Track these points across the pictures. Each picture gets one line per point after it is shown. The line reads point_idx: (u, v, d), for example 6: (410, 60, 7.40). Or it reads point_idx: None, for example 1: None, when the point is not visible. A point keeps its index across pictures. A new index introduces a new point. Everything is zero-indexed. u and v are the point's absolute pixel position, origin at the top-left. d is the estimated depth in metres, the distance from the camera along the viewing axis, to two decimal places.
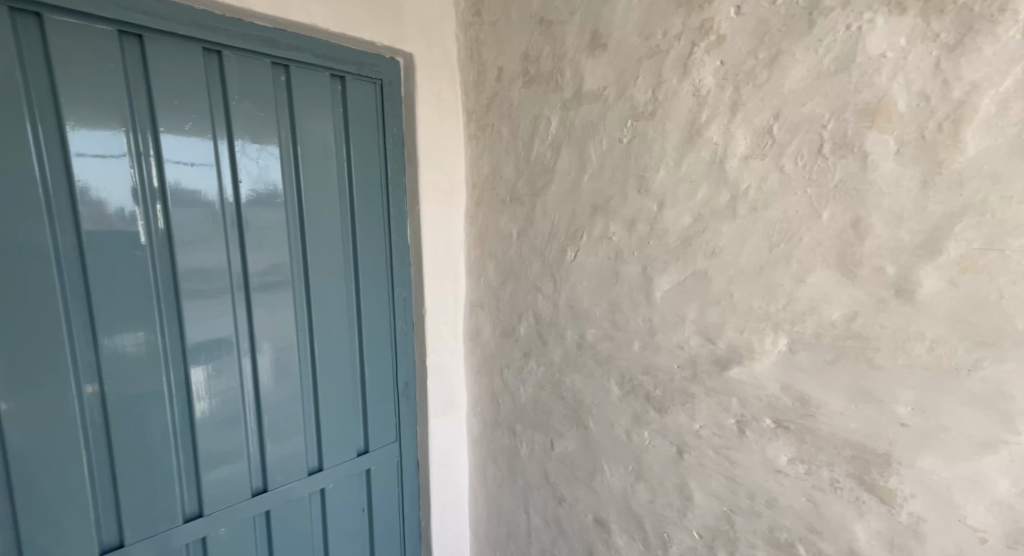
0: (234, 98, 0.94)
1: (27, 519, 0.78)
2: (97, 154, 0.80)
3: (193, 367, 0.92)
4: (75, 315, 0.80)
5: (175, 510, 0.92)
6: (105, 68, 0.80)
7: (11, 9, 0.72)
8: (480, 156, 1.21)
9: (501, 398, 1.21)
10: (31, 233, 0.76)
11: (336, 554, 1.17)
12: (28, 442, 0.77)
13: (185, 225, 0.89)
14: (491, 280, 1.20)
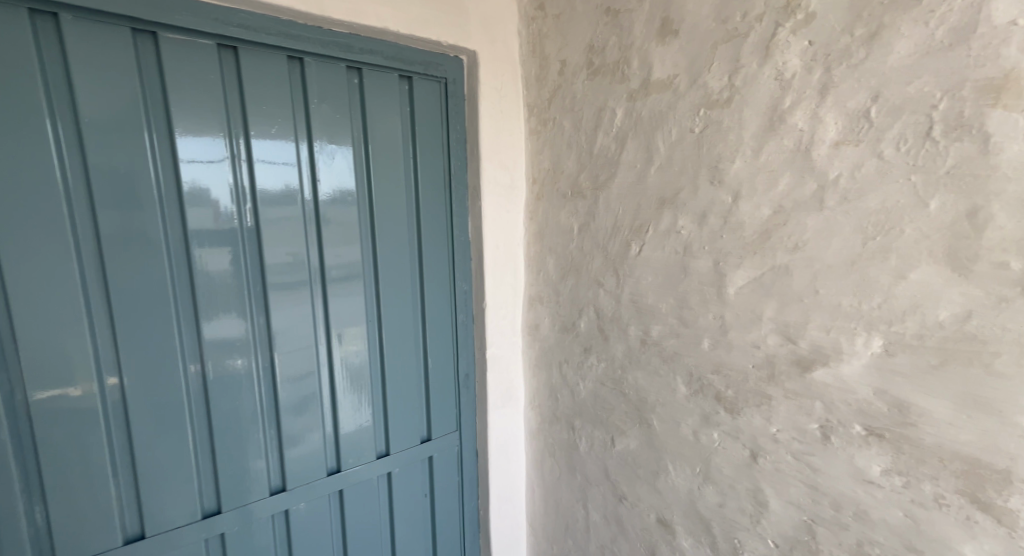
0: (314, 101, 1.00)
1: (144, 481, 0.88)
2: (200, 157, 0.88)
3: (278, 353, 0.99)
4: (182, 303, 0.89)
5: (263, 483, 1.00)
6: (207, 78, 0.88)
7: (132, 29, 0.81)
8: (541, 151, 1.20)
9: (560, 393, 1.21)
10: (148, 228, 0.85)
11: (401, 535, 1.22)
12: (145, 413, 0.87)
13: (272, 221, 0.96)
14: (551, 274, 1.20)
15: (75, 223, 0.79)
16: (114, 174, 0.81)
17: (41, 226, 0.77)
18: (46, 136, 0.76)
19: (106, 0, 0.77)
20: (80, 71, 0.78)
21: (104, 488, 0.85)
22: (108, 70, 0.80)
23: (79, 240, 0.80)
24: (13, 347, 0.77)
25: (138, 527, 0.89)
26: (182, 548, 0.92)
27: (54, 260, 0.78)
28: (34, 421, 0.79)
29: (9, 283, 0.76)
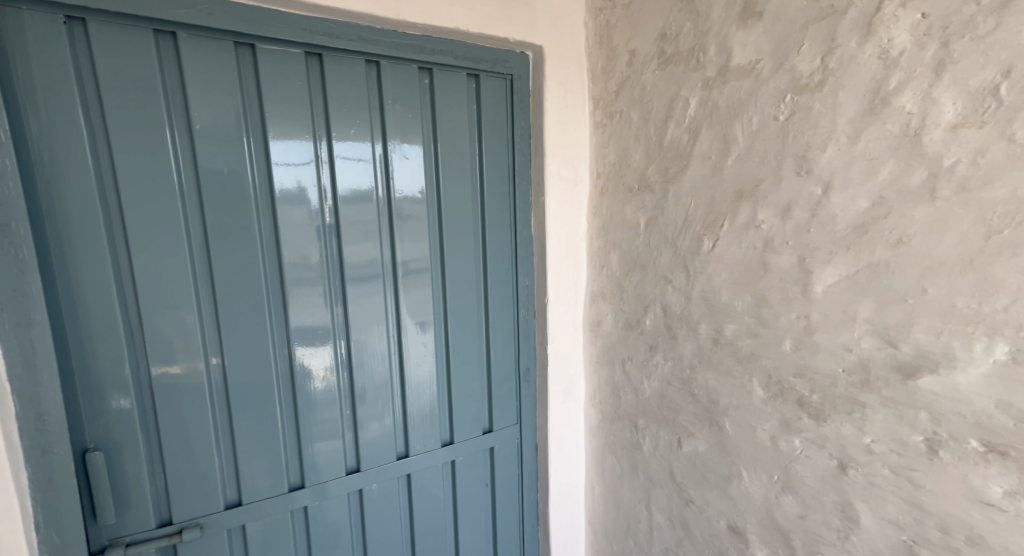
0: (389, 102, 1.04)
1: (242, 453, 0.96)
2: (290, 160, 0.95)
3: (355, 342, 1.05)
4: (272, 292, 0.97)
5: (340, 463, 1.06)
6: (295, 85, 0.94)
7: (235, 42, 0.89)
8: (607, 145, 1.18)
9: (623, 390, 1.19)
10: (245, 223, 0.92)
11: (464, 522, 1.25)
12: (242, 392, 0.95)
13: (350, 218, 1.01)
14: (615, 270, 1.18)
15: (187, 218, 0.88)
16: (219, 174, 0.90)
17: (161, 221, 0.86)
18: (165, 141, 0.86)
19: (214, 18, 0.85)
20: (193, 82, 0.86)
21: (208, 457, 0.94)
22: (215, 80, 0.88)
23: (190, 233, 0.89)
24: (138, 328, 0.87)
25: (236, 494, 0.97)
26: (270, 517, 1.00)
27: (170, 252, 0.87)
28: (154, 394, 0.89)
29: (136, 271, 0.85)
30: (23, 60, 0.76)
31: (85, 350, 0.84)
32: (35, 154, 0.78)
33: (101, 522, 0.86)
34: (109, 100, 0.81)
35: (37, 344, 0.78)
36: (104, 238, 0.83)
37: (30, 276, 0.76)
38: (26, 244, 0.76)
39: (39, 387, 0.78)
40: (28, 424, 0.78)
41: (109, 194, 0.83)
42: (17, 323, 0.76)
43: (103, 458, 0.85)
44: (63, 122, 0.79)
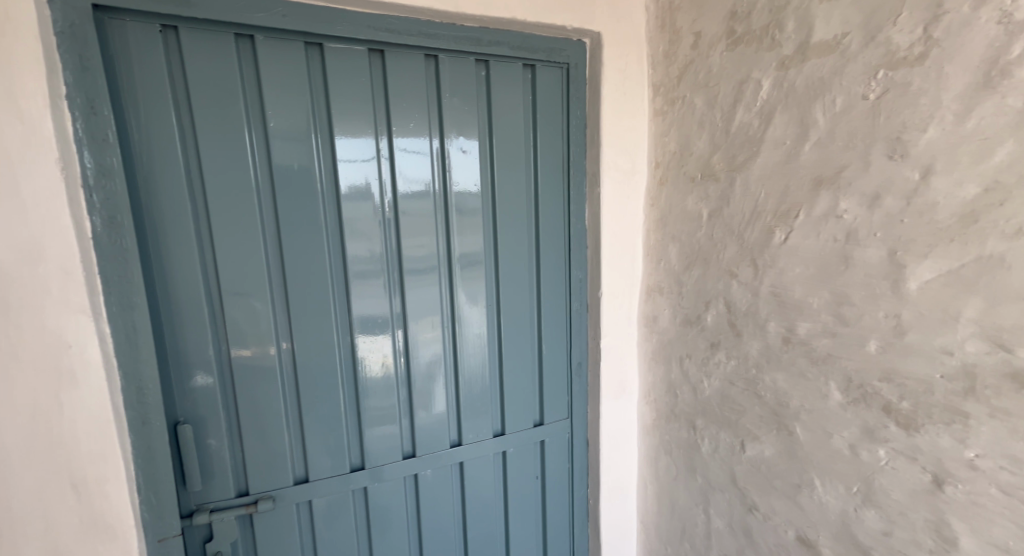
0: (446, 95, 1.05)
1: (308, 434, 1.01)
2: (355, 158, 0.98)
3: (411, 331, 1.07)
4: (336, 282, 1.00)
5: (396, 448, 1.09)
6: (359, 81, 0.97)
7: (305, 43, 0.92)
8: (666, 133, 1.13)
9: (681, 389, 1.14)
10: (312, 215, 0.96)
11: (515, 512, 1.25)
12: (309, 376, 1.00)
13: (408, 212, 1.04)
14: (674, 264, 1.13)
15: (261, 210, 0.93)
16: (289, 169, 0.94)
17: (239, 213, 0.91)
18: (243, 138, 0.90)
19: (287, 19, 0.89)
20: (269, 81, 0.91)
21: (279, 436, 0.99)
22: (288, 80, 0.92)
23: (265, 225, 0.94)
24: (220, 314, 0.93)
25: (303, 471, 1.02)
26: (333, 495, 1.04)
27: (247, 242, 0.92)
28: (233, 375, 0.94)
29: (218, 262, 0.91)
30: (126, 66, 0.83)
31: (175, 332, 0.90)
32: (135, 150, 0.85)
33: (190, 489, 0.93)
34: (197, 100, 0.87)
35: (139, 324, 0.84)
36: (192, 230, 0.89)
37: (132, 262, 0.83)
38: (129, 234, 0.82)
39: (139, 363, 0.85)
40: (131, 396, 0.84)
41: (196, 190, 0.89)
42: (121, 305, 0.83)
43: (191, 431, 0.92)
44: (158, 122, 0.85)
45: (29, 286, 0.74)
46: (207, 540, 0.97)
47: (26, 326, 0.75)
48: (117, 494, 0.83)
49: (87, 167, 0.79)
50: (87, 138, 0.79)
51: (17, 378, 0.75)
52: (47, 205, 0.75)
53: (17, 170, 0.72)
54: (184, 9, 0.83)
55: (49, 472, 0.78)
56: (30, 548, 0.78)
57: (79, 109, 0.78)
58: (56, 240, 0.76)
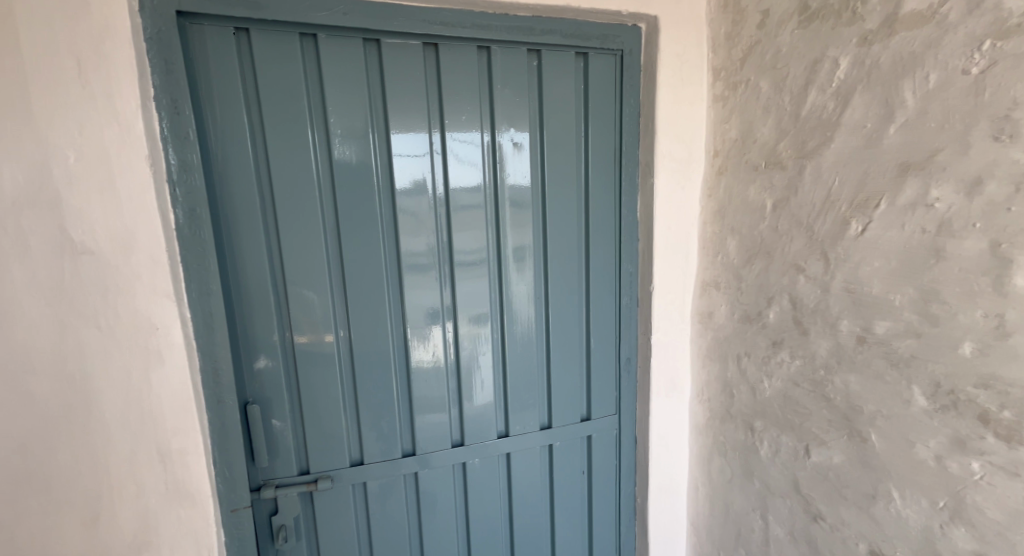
0: (498, 86, 1.04)
1: (364, 419, 1.04)
2: (409, 153, 1.00)
3: (461, 323, 1.08)
4: (390, 274, 1.02)
5: (445, 436, 1.11)
6: (413, 75, 0.98)
7: (363, 39, 0.94)
8: (726, 120, 1.07)
9: (737, 389, 1.09)
10: (368, 209, 0.98)
11: (561, 505, 1.24)
12: (364, 364, 1.03)
13: (460, 206, 1.04)
14: (732, 257, 1.07)
15: (322, 204, 0.96)
16: (348, 164, 0.96)
17: (302, 206, 0.95)
18: (306, 134, 0.93)
19: (347, 17, 0.91)
20: (330, 79, 0.93)
21: (336, 420, 1.02)
22: (347, 77, 0.94)
23: (325, 218, 0.97)
24: (284, 301, 0.97)
25: (359, 454, 1.06)
26: (386, 478, 1.07)
27: (308, 234, 0.96)
28: (296, 361, 0.98)
29: (283, 252, 0.95)
30: (204, 67, 0.87)
31: (245, 317, 0.95)
32: (211, 147, 0.89)
33: (258, 465, 0.99)
34: (266, 98, 0.90)
35: (215, 311, 0.88)
36: (260, 222, 0.93)
37: (210, 252, 0.87)
38: (207, 226, 0.87)
39: (215, 347, 0.89)
40: (209, 376, 0.89)
41: (265, 185, 0.93)
42: (200, 291, 0.87)
43: (259, 411, 0.97)
44: (231, 120, 0.89)
45: (124, 272, 0.80)
46: (273, 513, 1.02)
47: (122, 309, 0.81)
48: (197, 465, 0.88)
49: (172, 163, 0.84)
50: (172, 136, 0.83)
51: (114, 356, 0.81)
52: (140, 198, 0.80)
53: (114, 166, 0.78)
54: (256, 12, 0.86)
55: (140, 443, 0.84)
56: (125, 513, 0.84)
57: (165, 109, 0.82)
58: (146, 230, 0.81)
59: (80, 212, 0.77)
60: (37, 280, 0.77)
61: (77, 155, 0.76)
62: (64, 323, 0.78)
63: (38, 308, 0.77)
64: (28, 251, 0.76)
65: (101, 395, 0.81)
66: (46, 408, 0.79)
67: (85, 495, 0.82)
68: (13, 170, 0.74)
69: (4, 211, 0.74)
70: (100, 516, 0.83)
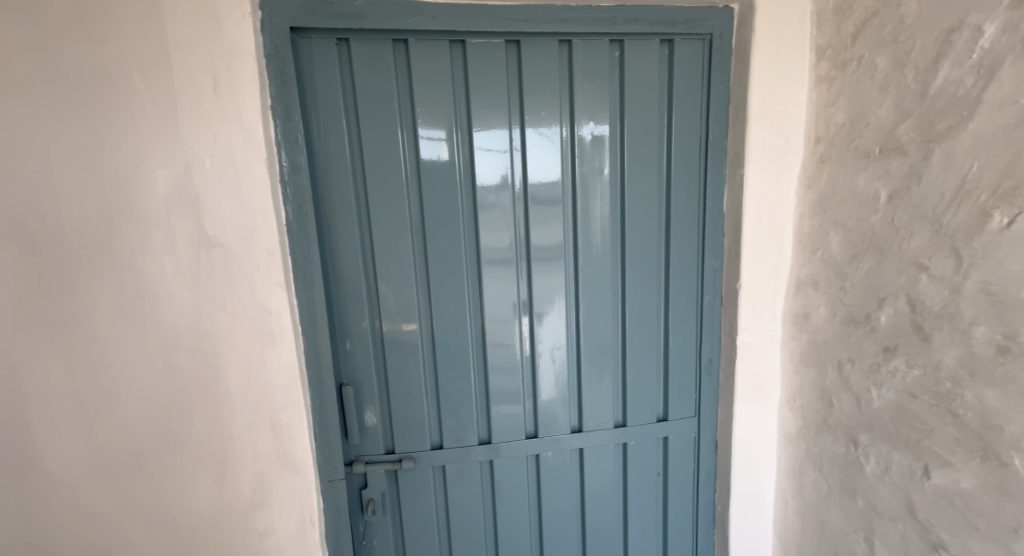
0: (578, 79, 1.02)
1: (443, 406, 1.08)
2: (489, 148, 1.01)
3: (537, 317, 1.08)
4: (470, 267, 1.04)
5: (520, 428, 1.12)
6: (495, 72, 0.99)
7: (450, 41, 0.96)
8: (831, 103, 0.97)
9: (837, 398, 0.99)
10: (449, 203, 1.01)
11: (635, 506, 1.21)
12: (445, 354, 1.06)
13: (539, 200, 1.04)
14: (835, 254, 0.97)
15: (409, 199, 1.00)
16: (434, 161, 0.99)
17: (391, 201, 0.99)
18: (395, 133, 0.97)
19: (436, 20, 0.93)
20: (419, 80, 0.96)
21: (418, 406, 1.07)
22: (435, 76, 0.97)
23: (411, 213, 1.00)
24: (374, 291, 1.02)
25: (438, 438, 1.10)
26: (464, 463, 1.10)
27: (396, 229, 1.00)
28: (385, 348, 1.04)
29: (374, 246, 1.00)
30: (311, 76, 0.93)
31: (339, 305, 1.01)
32: (314, 149, 0.95)
33: (351, 442, 1.05)
34: (362, 101, 0.95)
35: (318, 299, 0.95)
36: (355, 217, 0.98)
37: (313, 245, 0.93)
38: (312, 221, 0.93)
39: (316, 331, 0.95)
40: (311, 357, 0.96)
41: (359, 182, 0.98)
42: (304, 280, 0.94)
43: (352, 393, 1.03)
44: (332, 123, 0.95)
45: (246, 262, 0.88)
46: (362, 487, 1.08)
47: (244, 295, 0.89)
48: (301, 439, 0.96)
49: (284, 166, 0.90)
50: (284, 141, 0.90)
51: (237, 337, 0.90)
52: (260, 195, 0.87)
53: (239, 167, 0.86)
54: (355, 22, 0.91)
55: (257, 416, 0.93)
56: (244, 477, 0.93)
57: (279, 117, 0.89)
58: (264, 225, 0.88)
59: (213, 208, 0.86)
60: (180, 269, 0.86)
61: (211, 158, 0.84)
62: (199, 307, 0.88)
63: (182, 294, 0.87)
64: (173, 243, 0.85)
65: (227, 373, 0.90)
66: (185, 381, 0.89)
67: (214, 459, 0.92)
68: (164, 173, 0.83)
69: (157, 209, 0.84)
70: (224, 479, 0.93)
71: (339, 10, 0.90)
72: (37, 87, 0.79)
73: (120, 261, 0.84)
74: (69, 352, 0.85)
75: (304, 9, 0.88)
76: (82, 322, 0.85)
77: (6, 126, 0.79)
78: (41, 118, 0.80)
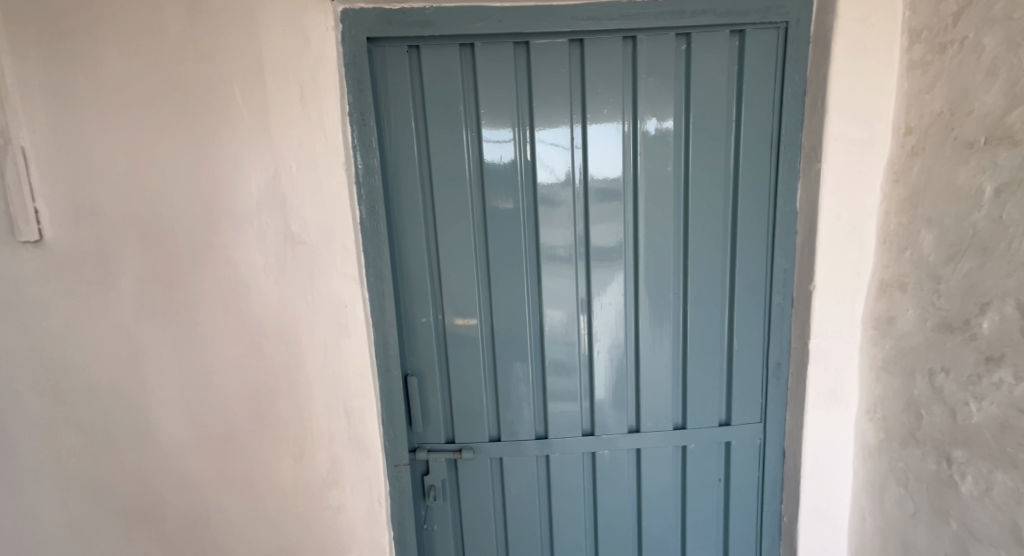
0: (642, 75, 1.00)
1: (502, 399, 1.10)
2: (551, 145, 1.01)
3: (596, 314, 1.08)
4: (529, 264, 1.06)
5: (576, 424, 1.12)
6: (558, 72, 0.99)
7: (514, 43, 0.97)
8: (926, 91, 0.89)
9: (927, 410, 0.91)
10: (510, 200, 1.02)
11: (694, 511, 1.18)
12: (505, 348, 1.08)
13: (600, 197, 1.03)
14: (927, 254, 0.89)
15: (471, 196, 1.02)
16: (496, 160, 1.01)
17: (455, 198, 1.01)
18: (460, 133, 0.99)
19: (503, 23, 0.95)
20: (485, 81, 0.98)
21: (478, 399, 1.09)
22: (500, 77, 0.98)
23: (473, 210, 1.03)
24: (438, 286, 1.05)
25: (496, 431, 1.12)
26: (522, 456, 1.12)
27: (459, 226, 1.03)
28: (447, 341, 1.07)
29: (439, 243, 1.03)
30: (384, 81, 0.97)
31: (404, 298, 1.05)
32: (385, 150, 0.99)
33: (414, 429, 1.09)
34: (429, 103, 0.98)
35: (387, 294, 1.00)
36: (421, 215, 1.02)
37: (384, 243, 0.98)
38: (383, 219, 0.97)
39: (385, 323, 1.00)
40: (380, 348, 1.01)
41: (425, 181, 1.01)
42: (375, 275, 0.99)
43: (416, 383, 1.08)
44: (402, 125, 0.99)
45: (325, 257, 0.94)
46: (424, 473, 1.13)
47: (322, 288, 0.95)
48: (371, 425, 1.01)
49: (359, 168, 0.95)
50: (360, 144, 0.94)
51: (316, 326, 0.96)
52: (338, 196, 0.92)
53: (321, 170, 0.91)
54: (425, 29, 0.94)
55: (332, 402, 0.99)
56: (321, 456, 1.00)
57: (355, 122, 0.93)
58: (341, 222, 0.93)
59: (297, 207, 0.92)
60: (269, 262, 0.93)
61: (297, 162, 0.90)
62: (285, 299, 0.94)
63: (269, 286, 0.94)
64: (263, 238, 0.92)
65: (306, 360, 0.97)
66: (270, 366, 0.96)
67: (294, 439, 0.99)
68: (257, 178, 0.90)
69: (249, 208, 0.91)
70: (303, 457, 0.99)
71: (410, 18, 0.93)
72: (150, 100, 0.88)
73: (215, 254, 0.92)
74: (172, 336, 0.95)
75: (378, 20, 0.92)
76: (184, 311, 0.94)
77: (124, 134, 0.89)
78: (152, 129, 0.88)
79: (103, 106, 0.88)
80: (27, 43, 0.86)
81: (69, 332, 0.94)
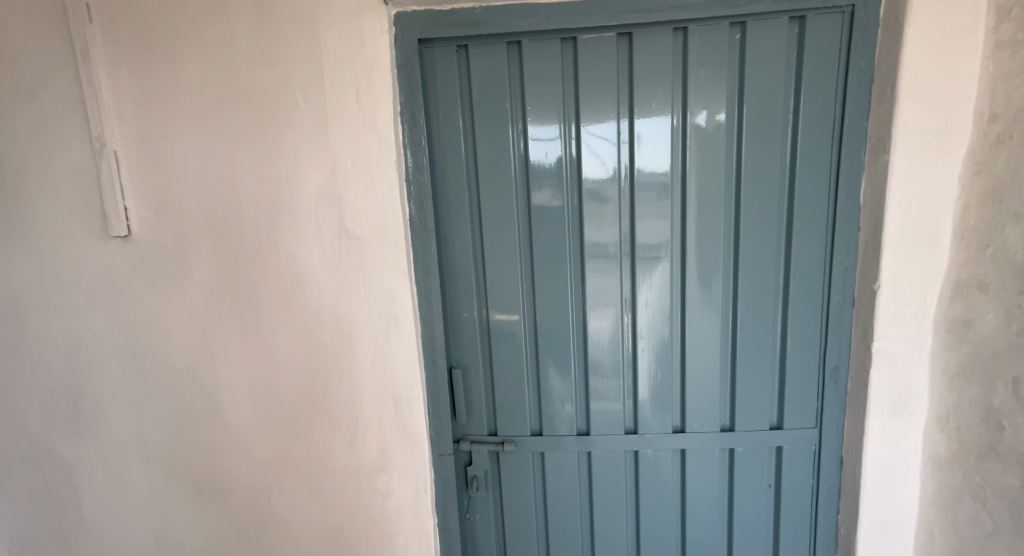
0: (693, 67, 0.98)
1: (544, 394, 1.11)
2: (598, 141, 1.01)
3: (639, 312, 1.07)
4: (573, 261, 1.06)
5: (619, 422, 1.11)
6: (606, 66, 0.98)
7: (561, 39, 0.97)
8: (1015, 75, 0.82)
9: (1010, 421, 0.85)
10: (554, 196, 1.03)
11: (742, 515, 1.14)
12: (548, 344, 1.09)
13: (647, 193, 1.02)
14: (1014, 252, 0.82)
15: (516, 193, 1.03)
16: (541, 157, 1.01)
17: (500, 195, 1.03)
18: (506, 130, 1.01)
19: (551, 19, 0.95)
20: (532, 78, 0.99)
21: (520, 392, 1.11)
22: (546, 73, 0.99)
23: (518, 207, 1.04)
24: (483, 282, 1.07)
25: (538, 425, 1.13)
26: (563, 451, 1.13)
27: (504, 223, 1.04)
28: (491, 336, 1.09)
29: (484, 239, 1.05)
30: (433, 81, 1.00)
31: (450, 293, 1.08)
32: (434, 149, 1.02)
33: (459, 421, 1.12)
34: (477, 101, 1.00)
35: (434, 288, 1.03)
36: (467, 211, 1.04)
37: (431, 239, 1.01)
38: (431, 216, 1.00)
39: (432, 316, 1.04)
40: (427, 340, 1.05)
41: (472, 178, 1.04)
42: (423, 270, 1.02)
43: (461, 376, 1.11)
44: (450, 124, 1.01)
45: (377, 252, 0.98)
46: (468, 464, 1.16)
47: (373, 281, 0.99)
48: (419, 415, 1.04)
49: (409, 166, 0.98)
50: (410, 143, 0.98)
51: (367, 318, 1.00)
52: (390, 193, 0.96)
53: (375, 168, 0.95)
54: (474, 29, 0.96)
55: (382, 391, 1.03)
56: (372, 442, 1.04)
57: (406, 121, 0.97)
58: (392, 219, 0.97)
59: (352, 204, 0.96)
60: (325, 257, 0.98)
61: (352, 161, 0.94)
62: (340, 292, 0.99)
63: (325, 279, 0.99)
64: (320, 234, 0.97)
65: (359, 350, 1.01)
66: (326, 355, 1.01)
67: (347, 424, 1.04)
68: (315, 176, 0.95)
69: (308, 206, 0.96)
70: (355, 443, 1.04)
71: (460, 19, 0.95)
72: (221, 104, 0.94)
73: (278, 248, 0.98)
74: (239, 324, 1.02)
75: (430, 21, 0.95)
76: (249, 301, 1.01)
77: (198, 136, 0.96)
78: (223, 130, 0.95)
79: (180, 110, 0.95)
80: (116, 54, 0.95)
81: (151, 319, 1.03)
